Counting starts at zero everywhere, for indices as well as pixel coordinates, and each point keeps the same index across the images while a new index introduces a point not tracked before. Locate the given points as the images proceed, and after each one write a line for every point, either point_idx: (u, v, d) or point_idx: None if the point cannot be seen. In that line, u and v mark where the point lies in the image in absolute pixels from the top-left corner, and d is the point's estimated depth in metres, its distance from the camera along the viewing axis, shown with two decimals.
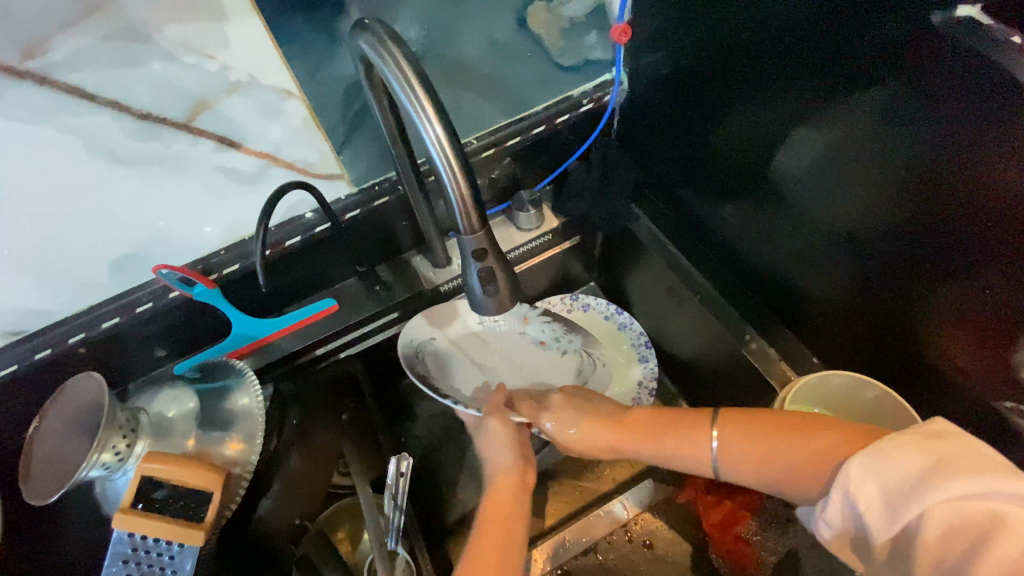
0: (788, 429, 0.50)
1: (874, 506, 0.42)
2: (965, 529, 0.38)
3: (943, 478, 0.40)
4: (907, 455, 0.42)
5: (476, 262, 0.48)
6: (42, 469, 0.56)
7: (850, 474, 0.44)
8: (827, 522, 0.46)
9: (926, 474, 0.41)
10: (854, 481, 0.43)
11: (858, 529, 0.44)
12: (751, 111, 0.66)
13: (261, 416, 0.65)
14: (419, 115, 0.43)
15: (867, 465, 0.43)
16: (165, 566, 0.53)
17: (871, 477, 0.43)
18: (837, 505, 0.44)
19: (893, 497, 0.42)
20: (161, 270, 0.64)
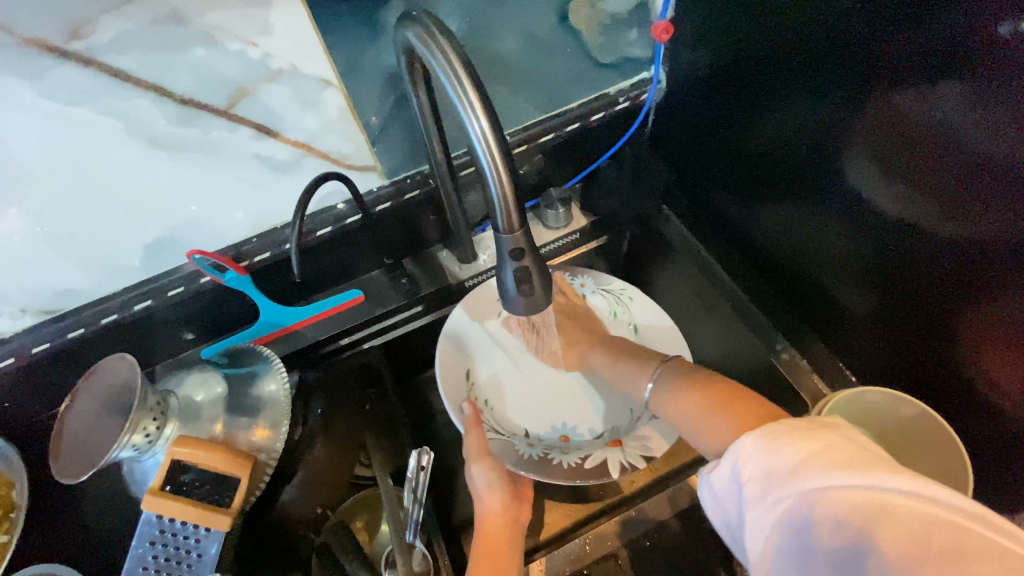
0: (719, 395, 0.53)
1: (759, 483, 0.41)
2: (852, 518, 0.37)
3: (866, 470, 0.38)
4: (843, 452, 0.40)
5: (513, 262, 0.48)
6: (73, 447, 0.57)
7: (739, 450, 0.44)
8: (715, 499, 0.46)
9: (813, 459, 0.40)
10: (746, 457, 0.43)
11: (735, 504, 0.44)
12: (791, 114, 0.64)
13: (287, 403, 0.65)
14: (465, 109, 0.42)
15: (751, 444, 0.43)
16: (190, 549, 0.54)
17: (763, 455, 0.42)
18: (726, 472, 0.45)
19: (766, 476, 0.41)
20: (194, 255, 0.65)
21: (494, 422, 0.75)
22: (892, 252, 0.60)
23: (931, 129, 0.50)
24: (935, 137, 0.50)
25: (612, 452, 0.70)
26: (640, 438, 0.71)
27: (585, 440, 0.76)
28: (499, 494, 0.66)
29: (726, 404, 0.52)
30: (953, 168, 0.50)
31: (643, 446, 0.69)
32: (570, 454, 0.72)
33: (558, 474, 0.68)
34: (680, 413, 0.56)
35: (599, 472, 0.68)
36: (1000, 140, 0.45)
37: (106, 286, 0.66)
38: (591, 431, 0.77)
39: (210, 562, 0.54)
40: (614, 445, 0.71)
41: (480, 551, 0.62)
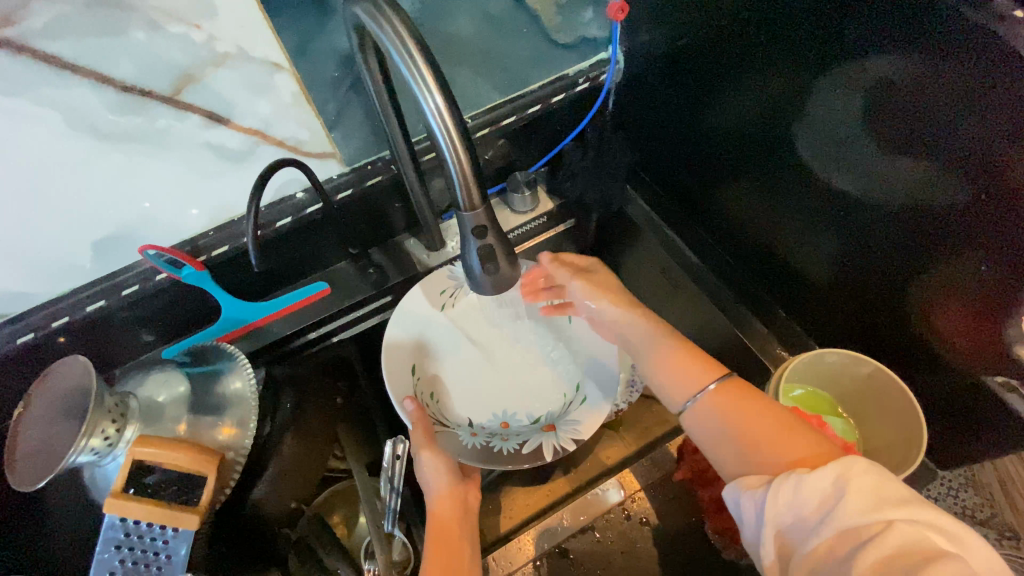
0: (779, 422, 0.51)
1: (853, 507, 0.42)
2: (917, 551, 0.39)
3: (917, 507, 0.41)
4: (892, 488, 0.43)
5: (476, 240, 0.48)
6: (28, 455, 0.54)
7: (837, 469, 0.44)
8: (779, 503, 0.45)
9: (900, 499, 0.42)
10: (839, 479, 0.44)
11: (808, 517, 0.44)
12: (746, 89, 0.65)
13: (255, 400, 0.64)
14: (417, 82, 0.42)
15: (844, 468, 0.44)
16: (158, 551, 0.53)
17: (863, 477, 0.43)
18: (818, 484, 0.44)
19: (856, 498, 0.42)
20: (147, 251, 0.61)
21: (438, 414, 0.73)
22: (846, 220, 0.62)
23: (873, 99, 0.52)
24: (881, 106, 0.51)
25: (547, 436, 0.71)
26: (572, 422, 0.71)
27: (525, 426, 0.75)
28: (449, 476, 0.64)
29: (790, 432, 0.49)
30: (899, 134, 0.51)
31: (574, 432, 0.70)
32: (509, 440, 0.72)
33: (499, 463, 0.69)
34: (719, 434, 0.53)
35: (535, 457, 0.69)
36: (940, 103, 0.47)
37: (54, 288, 0.62)
38: (530, 416, 0.76)
39: (180, 562, 0.53)
40: (549, 428, 0.72)
41: (432, 539, 0.60)
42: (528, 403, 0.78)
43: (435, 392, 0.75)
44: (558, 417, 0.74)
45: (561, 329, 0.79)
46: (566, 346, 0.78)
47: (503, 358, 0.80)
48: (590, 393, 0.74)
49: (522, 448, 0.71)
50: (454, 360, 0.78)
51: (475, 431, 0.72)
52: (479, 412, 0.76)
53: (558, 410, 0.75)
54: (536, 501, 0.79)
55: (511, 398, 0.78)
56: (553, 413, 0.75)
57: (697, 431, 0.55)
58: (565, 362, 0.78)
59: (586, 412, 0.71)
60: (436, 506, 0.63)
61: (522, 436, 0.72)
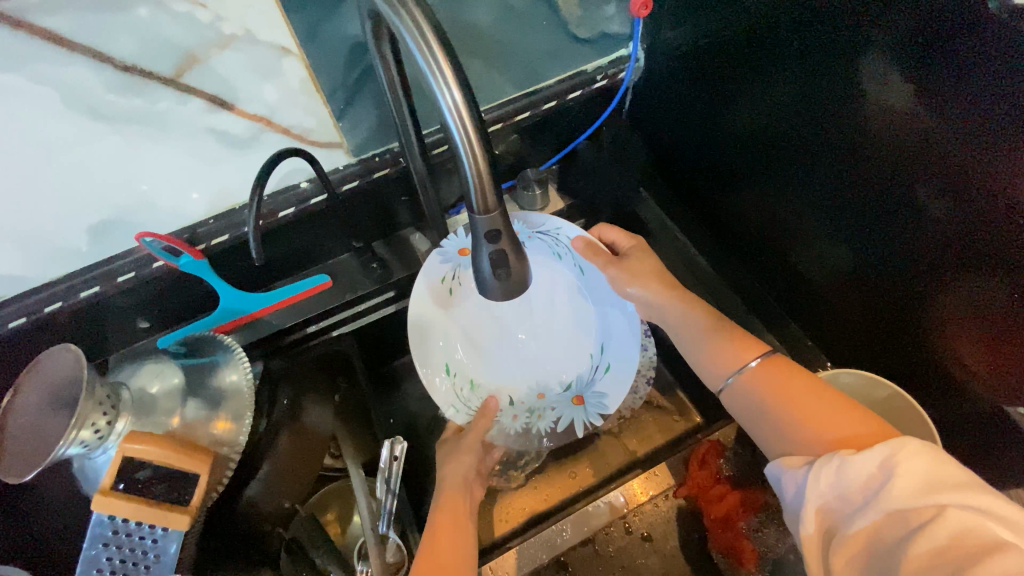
0: (806, 386, 0.51)
1: (902, 490, 0.41)
2: (970, 540, 0.37)
3: (976, 493, 0.39)
4: (945, 472, 0.41)
5: (489, 245, 0.45)
6: (14, 445, 0.52)
7: (887, 449, 0.42)
8: (822, 484, 0.44)
9: (954, 484, 0.40)
10: (884, 463, 0.42)
11: (852, 498, 0.43)
12: (764, 96, 0.63)
13: (250, 394, 0.62)
14: (434, 77, 0.39)
15: (894, 448, 0.42)
16: (148, 550, 0.51)
17: (914, 460, 0.41)
18: (865, 465, 0.43)
19: (905, 484, 0.41)
20: (144, 239, 0.59)
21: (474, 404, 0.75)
22: (867, 236, 0.60)
23: (905, 113, 0.49)
24: (914, 120, 0.49)
25: (576, 411, 0.76)
26: (597, 395, 0.75)
27: (559, 394, 0.77)
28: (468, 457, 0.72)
29: (818, 399, 0.50)
30: (933, 152, 0.48)
31: (602, 407, 0.74)
32: (544, 418, 0.77)
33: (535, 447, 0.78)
34: (766, 414, 0.52)
35: (569, 434, 0.77)
36: (978, 125, 0.44)
37: (45, 272, 0.60)
38: (560, 381, 0.77)
39: (170, 562, 0.51)
40: (578, 402, 0.76)
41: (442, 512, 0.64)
42: (552, 372, 0.77)
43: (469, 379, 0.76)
44: (586, 387, 0.76)
45: (573, 293, 0.78)
46: (582, 315, 0.77)
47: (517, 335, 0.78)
48: (609, 359, 0.75)
49: (556, 425, 0.77)
50: (470, 345, 0.76)
51: (513, 415, 0.77)
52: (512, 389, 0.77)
53: (580, 380, 0.76)
54: (535, 506, 0.79)
55: (534, 367, 0.77)
56: (578, 382, 0.76)
57: (743, 408, 0.54)
58: (580, 328, 0.77)
59: (609, 381, 0.74)
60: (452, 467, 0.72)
61: (556, 410, 0.77)
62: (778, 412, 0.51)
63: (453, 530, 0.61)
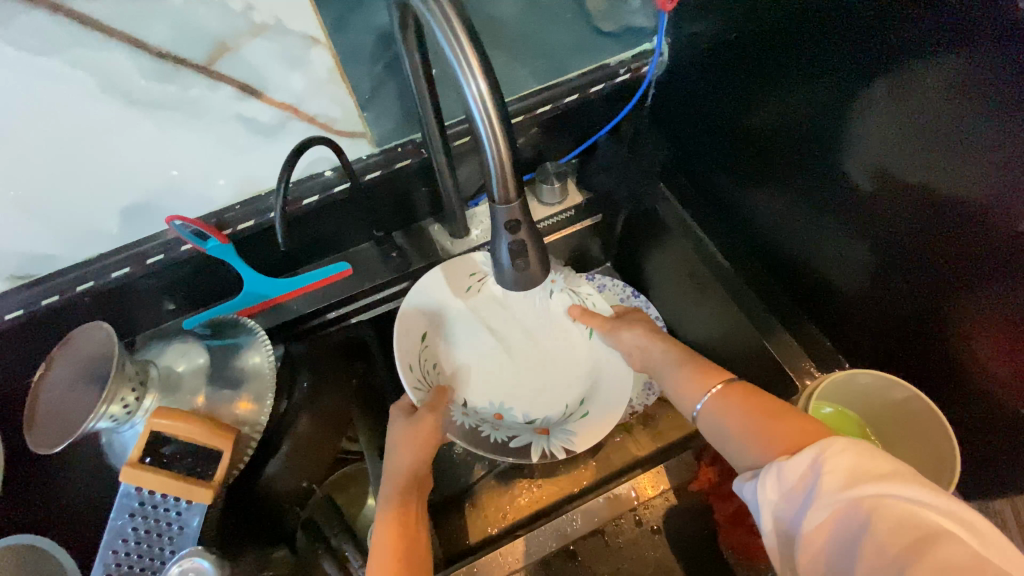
0: (761, 408, 0.53)
1: (831, 487, 0.42)
2: (905, 530, 0.38)
3: (900, 483, 0.40)
4: (873, 465, 0.41)
5: (509, 235, 0.46)
6: (47, 416, 0.54)
7: (814, 451, 0.44)
8: (769, 492, 0.46)
9: (880, 475, 0.41)
10: (814, 465, 0.44)
11: (795, 502, 0.44)
12: (785, 93, 0.63)
13: (272, 376, 0.64)
14: (461, 65, 0.40)
15: (821, 449, 0.44)
16: (172, 521, 0.53)
17: (839, 457, 0.43)
18: (799, 468, 0.44)
19: (836, 480, 0.42)
20: (173, 221, 0.61)
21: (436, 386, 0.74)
22: (888, 237, 0.59)
23: (933, 114, 0.48)
24: (942, 118, 0.48)
25: (539, 438, 0.76)
26: (568, 431, 0.76)
27: (517, 423, 0.78)
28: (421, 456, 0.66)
29: (773, 417, 0.51)
30: (962, 153, 0.48)
31: (566, 442, 0.75)
32: (500, 431, 0.76)
33: (484, 448, 0.73)
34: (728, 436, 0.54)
35: (521, 455, 0.75)
36: (1008, 125, 0.43)
37: (81, 253, 0.62)
38: (524, 416, 0.79)
39: (192, 534, 0.53)
40: (541, 432, 0.76)
41: (392, 516, 0.61)
42: (523, 403, 0.80)
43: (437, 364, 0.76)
44: (553, 424, 0.78)
45: (575, 346, 0.81)
46: (576, 365, 0.81)
47: (511, 353, 0.81)
48: (591, 408, 0.78)
49: (510, 440, 0.76)
50: (469, 337, 0.79)
51: (467, 411, 0.76)
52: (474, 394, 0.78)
53: (556, 415, 0.79)
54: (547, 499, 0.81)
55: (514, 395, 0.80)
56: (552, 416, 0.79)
57: (708, 427, 0.57)
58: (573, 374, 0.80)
59: (582, 426, 0.76)
60: (407, 460, 0.65)
61: (513, 430, 0.77)
62: (735, 433, 0.53)
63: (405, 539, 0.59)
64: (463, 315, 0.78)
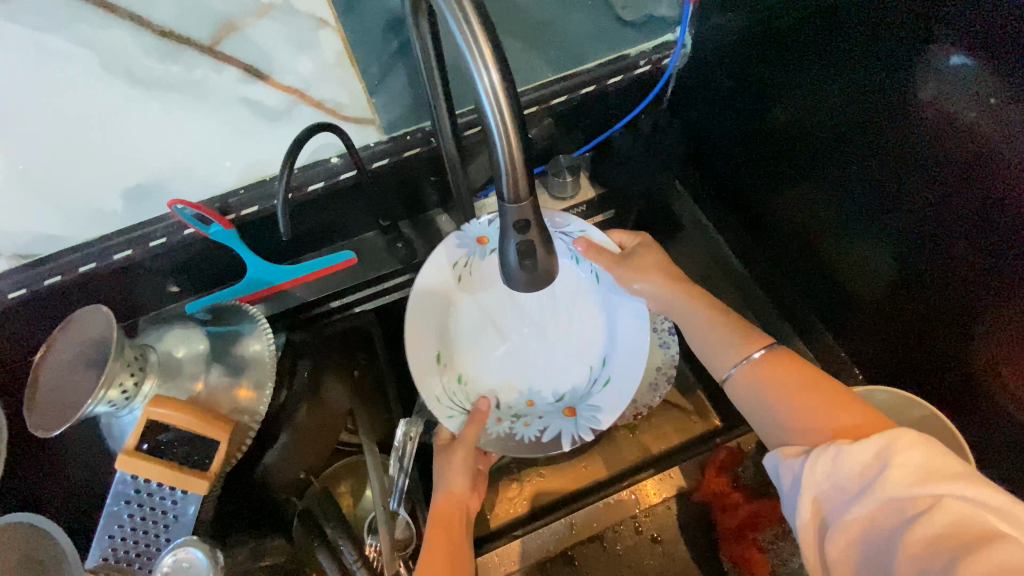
0: (816, 386, 0.49)
1: (895, 480, 0.40)
2: (964, 530, 0.37)
3: (967, 483, 0.39)
4: (940, 463, 0.40)
5: (517, 234, 0.44)
6: (46, 399, 0.54)
7: (883, 440, 0.42)
8: (817, 474, 0.44)
9: (949, 475, 0.39)
10: (871, 453, 0.42)
11: (848, 488, 0.42)
12: (811, 93, 0.60)
13: (272, 363, 0.63)
14: (472, 56, 0.38)
15: (891, 440, 0.42)
16: (167, 510, 0.53)
17: (911, 452, 0.41)
18: (861, 455, 0.42)
19: (901, 474, 0.40)
20: (176, 205, 0.58)
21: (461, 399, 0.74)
22: (912, 247, 0.56)
23: (973, 121, 0.45)
24: (984, 123, 0.45)
25: (567, 422, 0.74)
26: (592, 409, 0.74)
27: (550, 404, 0.76)
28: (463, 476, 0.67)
29: (826, 396, 0.48)
30: (1000, 163, 0.45)
31: (592, 422, 0.73)
32: (531, 426, 0.74)
33: (519, 452, 0.73)
34: (768, 409, 0.51)
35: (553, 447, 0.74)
36: None
37: (86, 233, 0.60)
38: (553, 394, 0.76)
39: (188, 523, 0.53)
40: (569, 414, 0.75)
41: (436, 523, 0.62)
42: (551, 380, 0.76)
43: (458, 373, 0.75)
44: (581, 399, 0.75)
45: (586, 308, 0.76)
46: (591, 330, 0.76)
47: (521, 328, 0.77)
48: (613, 373, 0.74)
49: (542, 434, 0.74)
50: (473, 328, 0.76)
51: (500, 417, 0.75)
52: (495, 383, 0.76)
53: (579, 389, 0.76)
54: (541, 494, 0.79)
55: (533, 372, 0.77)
56: (574, 391, 0.76)
57: (743, 398, 0.54)
58: (588, 340, 0.76)
59: (607, 398, 0.74)
60: (456, 480, 0.67)
61: (543, 419, 0.75)
62: (777, 406, 0.50)
63: (446, 545, 0.60)
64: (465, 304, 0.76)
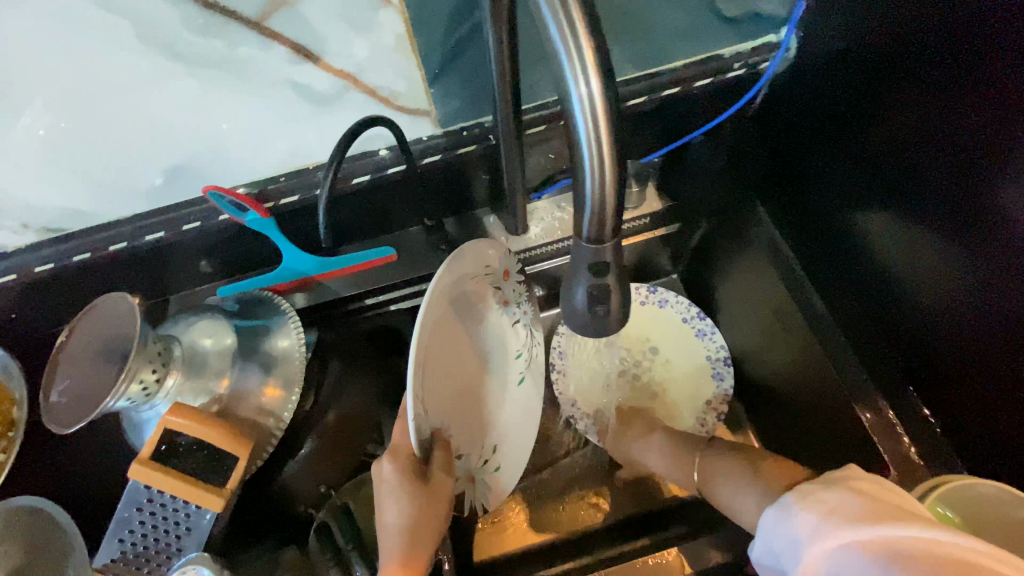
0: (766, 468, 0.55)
1: (801, 550, 0.40)
2: (882, 561, 0.35)
3: (858, 523, 0.38)
4: (871, 505, 0.39)
5: (592, 275, 0.37)
6: (66, 390, 0.51)
7: (774, 513, 0.43)
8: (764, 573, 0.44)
9: (837, 520, 0.39)
10: (782, 519, 0.42)
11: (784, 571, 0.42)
12: (938, 119, 0.50)
13: (302, 362, 0.59)
14: (570, 61, 0.31)
15: (780, 511, 0.43)
16: (180, 522, 0.50)
17: (800, 516, 0.41)
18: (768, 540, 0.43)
19: (801, 540, 0.40)
20: (211, 192, 0.53)
21: (426, 395, 0.56)
22: None
23: None
24: None
25: (467, 487, 0.65)
26: (487, 486, 0.67)
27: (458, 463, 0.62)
28: (436, 518, 0.53)
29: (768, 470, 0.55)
30: None
31: (486, 500, 0.68)
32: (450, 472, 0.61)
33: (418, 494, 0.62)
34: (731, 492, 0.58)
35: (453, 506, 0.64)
36: None
37: (114, 210, 0.56)
38: (460, 452, 0.63)
39: (200, 537, 0.50)
40: (472, 479, 0.65)
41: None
42: (466, 438, 0.64)
43: (429, 367, 0.57)
44: (477, 471, 0.65)
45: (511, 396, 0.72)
46: (500, 414, 0.69)
47: (473, 364, 0.65)
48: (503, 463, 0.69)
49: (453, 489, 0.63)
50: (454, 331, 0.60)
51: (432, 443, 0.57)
52: (440, 405, 0.59)
53: (471, 456, 0.65)
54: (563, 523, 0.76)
55: (456, 420, 0.62)
56: (470, 459, 0.64)
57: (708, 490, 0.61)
58: (495, 420, 0.68)
59: (499, 481, 0.68)
60: (431, 522, 0.53)
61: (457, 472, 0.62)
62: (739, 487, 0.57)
63: None
64: (454, 297, 0.59)
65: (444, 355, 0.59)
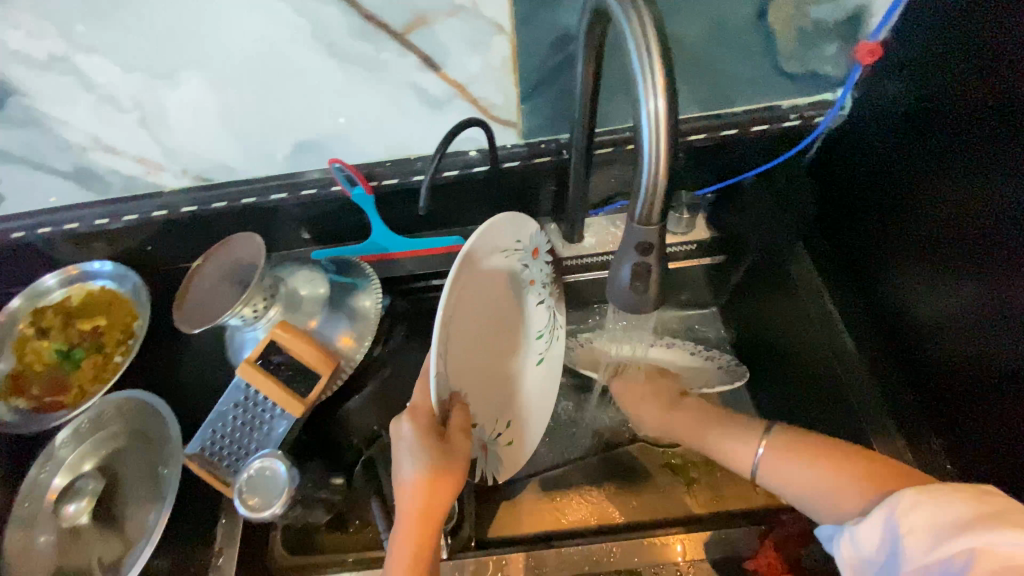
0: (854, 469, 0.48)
1: (910, 545, 0.38)
2: None
3: (982, 529, 0.36)
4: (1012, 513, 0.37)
5: (638, 255, 0.44)
6: (196, 301, 0.63)
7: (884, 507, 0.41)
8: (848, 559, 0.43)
9: (959, 525, 0.37)
10: (896, 513, 0.40)
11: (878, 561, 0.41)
12: (977, 177, 0.55)
13: (375, 319, 0.69)
14: (645, 82, 0.40)
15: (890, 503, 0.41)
16: (263, 421, 0.61)
17: (913, 514, 0.39)
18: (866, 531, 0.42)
19: (915, 538, 0.38)
20: (336, 164, 0.69)
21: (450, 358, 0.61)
22: None
23: None
24: None
25: (480, 457, 0.70)
26: (496, 459, 0.73)
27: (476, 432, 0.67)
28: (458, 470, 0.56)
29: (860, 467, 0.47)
30: None
31: (496, 471, 0.73)
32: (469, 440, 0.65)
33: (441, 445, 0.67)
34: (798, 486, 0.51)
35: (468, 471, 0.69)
36: None
37: (255, 171, 0.72)
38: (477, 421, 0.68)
39: (276, 439, 0.60)
40: (484, 449, 0.71)
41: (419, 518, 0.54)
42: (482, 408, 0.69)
43: (455, 332, 0.61)
44: (489, 442, 0.71)
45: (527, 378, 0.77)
46: (516, 393, 0.75)
47: (493, 338, 0.70)
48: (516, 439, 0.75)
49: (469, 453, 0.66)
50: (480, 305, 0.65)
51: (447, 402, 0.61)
52: (460, 371, 0.64)
53: (486, 428, 0.70)
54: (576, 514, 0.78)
55: (474, 392, 0.67)
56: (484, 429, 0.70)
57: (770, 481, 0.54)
58: (510, 395, 0.74)
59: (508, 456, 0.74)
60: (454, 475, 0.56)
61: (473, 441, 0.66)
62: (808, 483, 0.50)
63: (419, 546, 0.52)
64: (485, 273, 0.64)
65: (469, 325, 0.64)
